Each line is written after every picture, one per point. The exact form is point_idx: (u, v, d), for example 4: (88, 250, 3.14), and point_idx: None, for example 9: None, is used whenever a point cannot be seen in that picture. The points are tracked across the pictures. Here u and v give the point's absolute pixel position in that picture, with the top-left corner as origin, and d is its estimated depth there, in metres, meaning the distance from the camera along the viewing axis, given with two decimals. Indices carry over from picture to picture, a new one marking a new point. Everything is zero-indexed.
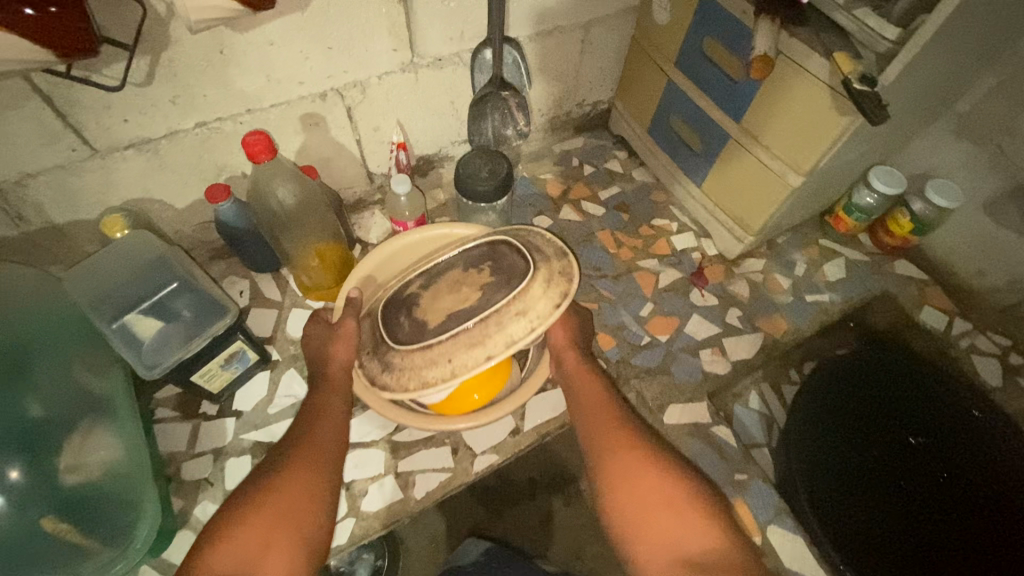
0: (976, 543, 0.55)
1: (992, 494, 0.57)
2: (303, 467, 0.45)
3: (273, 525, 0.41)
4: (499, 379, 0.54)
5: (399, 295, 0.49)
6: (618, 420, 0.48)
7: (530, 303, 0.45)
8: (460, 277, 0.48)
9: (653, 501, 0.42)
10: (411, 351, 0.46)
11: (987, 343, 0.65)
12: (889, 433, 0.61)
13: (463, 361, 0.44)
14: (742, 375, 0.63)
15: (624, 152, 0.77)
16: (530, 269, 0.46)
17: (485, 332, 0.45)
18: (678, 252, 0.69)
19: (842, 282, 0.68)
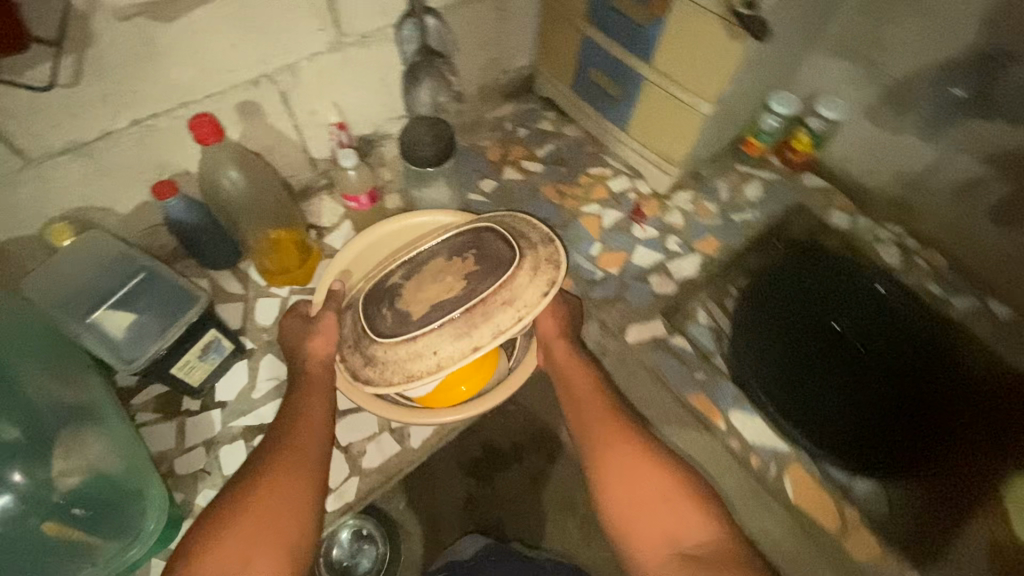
0: (908, 392, 0.63)
1: (907, 352, 0.66)
2: (285, 475, 0.46)
3: (255, 541, 0.42)
4: (485, 371, 0.57)
5: (382, 286, 0.51)
6: (608, 412, 0.51)
7: (516, 292, 0.48)
8: (445, 267, 0.50)
9: (647, 495, 0.46)
10: (396, 344, 0.48)
11: (886, 233, 0.74)
12: (819, 321, 0.69)
13: (448, 353, 0.47)
14: (689, 294, 0.69)
15: (552, 112, 0.81)
16: (515, 257, 0.49)
17: (472, 322, 0.47)
18: (616, 194, 0.74)
19: (761, 200, 0.76)
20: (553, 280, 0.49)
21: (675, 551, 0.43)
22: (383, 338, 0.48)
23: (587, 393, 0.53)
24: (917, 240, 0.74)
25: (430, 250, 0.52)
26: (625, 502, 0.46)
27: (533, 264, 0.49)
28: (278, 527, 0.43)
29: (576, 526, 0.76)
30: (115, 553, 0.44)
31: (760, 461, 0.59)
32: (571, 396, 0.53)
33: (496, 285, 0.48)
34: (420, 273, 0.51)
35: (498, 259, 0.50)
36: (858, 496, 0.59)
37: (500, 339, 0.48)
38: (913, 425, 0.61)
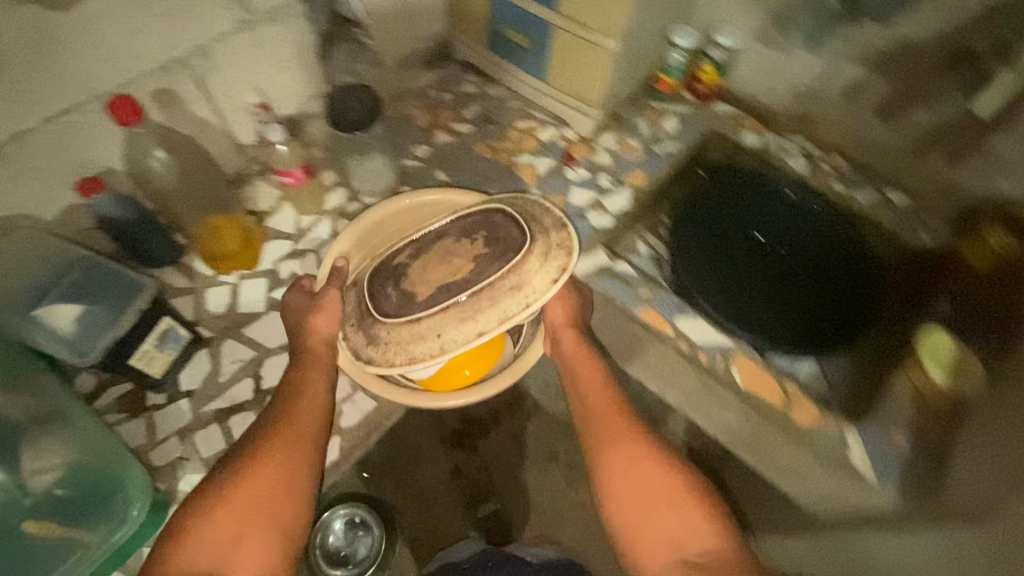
0: (826, 281, 0.71)
1: (822, 246, 0.73)
2: (279, 455, 0.49)
3: (253, 519, 0.46)
4: (490, 354, 0.60)
5: (389, 266, 0.53)
6: (618, 418, 0.54)
7: (525, 277, 0.50)
8: (454, 248, 0.52)
9: (651, 496, 0.50)
10: (399, 326, 0.50)
11: (793, 146, 0.81)
12: (745, 230, 0.75)
13: (452, 337, 0.49)
14: (626, 225, 0.74)
15: (473, 74, 0.83)
16: (526, 243, 0.51)
17: (478, 307, 0.49)
18: (545, 143, 0.78)
19: (678, 131, 0.81)
20: (564, 268, 0.51)
21: (680, 556, 0.47)
22: (388, 319, 0.50)
23: (597, 393, 0.56)
24: (821, 149, 0.80)
25: (438, 231, 0.53)
26: (631, 508, 0.50)
27: (545, 250, 0.51)
28: (277, 507, 0.47)
29: (558, 469, 0.80)
30: (103, 535, 0.48)
31: (708, 357, 0.66)
32: (584, 392, 0.57)
33: (507, 270, 0.50)
34: (427, 253, 0.52)
35: (509, 244, 0.51)
36: (803, 378, 0.66)
37: (506, 325, 0.50)
38: (834, 307, 0.69)
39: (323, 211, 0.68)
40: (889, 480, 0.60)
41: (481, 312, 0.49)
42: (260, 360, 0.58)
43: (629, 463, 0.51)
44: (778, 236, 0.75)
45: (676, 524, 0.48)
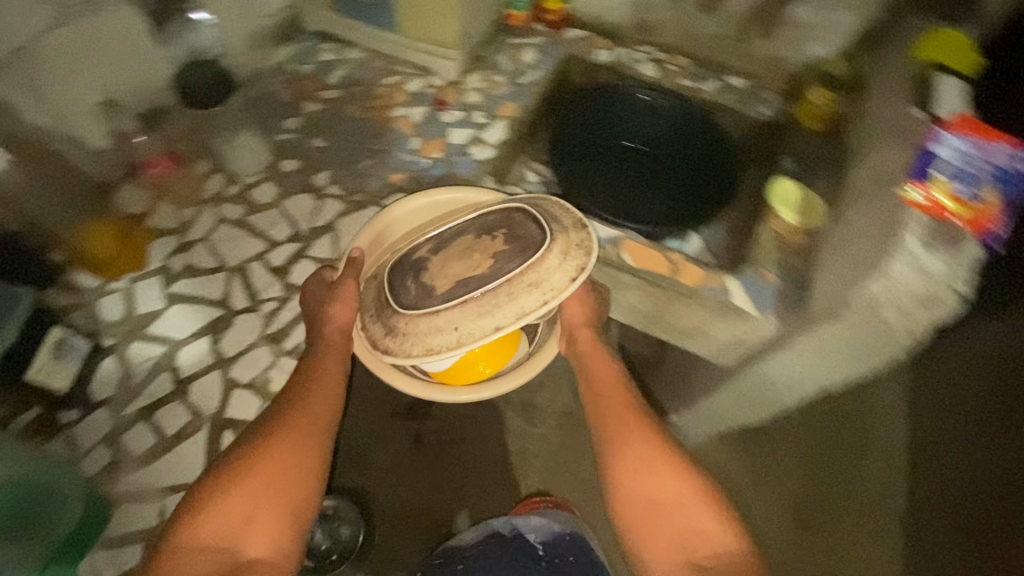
0: (686, 167, 0.81)
1: (677, 136, 0.83)
2: (289, 441, 0.51)
3: (262, 505, 0.48)
4: (506, 349, 0.65)
5: (410, 261, 0.56)
6: (630, 411, 0.58)
7: (545, 274, 0.53)
8: (475, 245, 0.54)
9: (660, 501, 0.53)
10: (416, 318, 0.53)
11: (640, 55, 0.88)
12: (612, 140, 0.83)
13: (468, 330, 0.52)
14: (508, 155, 0.78)
15: (330, 43, 0.83)
16: (546, 241, 0.53)
17: (496, 301, 0.52)
18: (414, 93, 0.80)
19: (539, 60, 0.86)
20: (584, 266, 0.54)
21: (684, 560, 0.50)
22: (405, 310, 0.53)
23: (611, 389, 0.60)
24: (664, 52, 0.88)
25: (461, 227, 0.56)
26: (640, 514, 0.53)
27: (563, 249, 0.53)
28: (284, 495, 0.49)
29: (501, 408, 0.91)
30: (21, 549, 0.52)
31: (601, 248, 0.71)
32: (597, 384, 0.61)
33: (526, 265, 0.52)
34: (447, 248, 0.55)
35: (529, 242, 0.54)
36: (692, 252, 0.75)
37: (522, 320, 0.52)
38: (698, 186, 0.79)
39: (202, 200, 0.67)
40: (766, 306, 0.65)
41: (498, 306, 0.52)
42: (171, 354, 0.60)
43: (639, 463, 0.54)
44: (640, 137, 0.84)
45: (688, 524, 0.52)
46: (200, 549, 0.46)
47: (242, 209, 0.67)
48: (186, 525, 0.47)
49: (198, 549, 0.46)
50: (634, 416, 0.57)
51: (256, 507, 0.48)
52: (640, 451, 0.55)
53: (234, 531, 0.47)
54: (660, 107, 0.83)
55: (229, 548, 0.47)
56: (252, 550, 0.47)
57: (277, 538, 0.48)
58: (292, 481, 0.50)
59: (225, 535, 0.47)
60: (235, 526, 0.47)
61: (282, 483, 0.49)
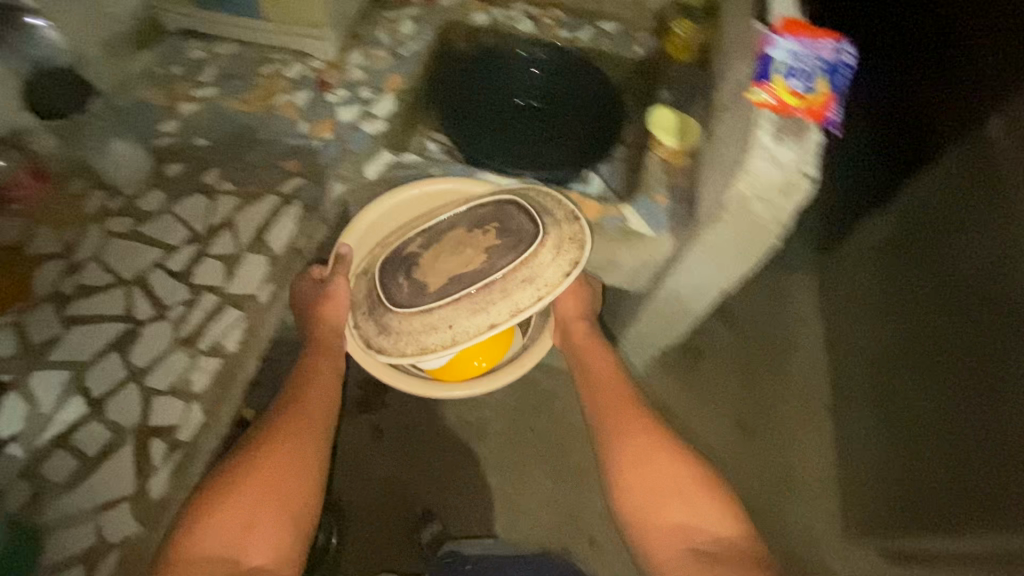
0: (571, 113, 0.86)
1: (560, 85, 0.87)
2: (286, 454, 0.57)
3: (264, 518, 0.54)
4: (498, 344, 0.75)
5: (401, 258, 0.64)
6: (631, 408, 0.67)
7: (536, 267, 0.60)
8: (469, 241, 0.63)
9: (662, 490, 0.62)
10: (410, 317, 0.61)
11: (515, 12, 0.90)
12: (501, 100, 0.87)
13: (462, 327, 0.60)
14: (400, 125, 0.80)
15: (197, 41, 0.80)
16: (536, 234, 0.62)
17: (490, 297, 0.60)
18: (296, 79, 0.79)
19: (417, 30, 0.86)
20: (580, 257, 0.61)
21: (688, 547, 0.59)
22: (399, 310, 0.61)
23: (610, 385, 0.69)
24: (536, 7, 0.91)
25: (451, 222, 0.65)
26: (644, 503, 0.62)
27: (557, 242, 0.61)
28: (287, 512, 0.55)
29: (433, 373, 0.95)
30: None
31: None
32: (599, 390, 0.70)
33: (520, 257, 0.60)
34: (438, 245, 0.63)
35: (523, 234, 0.62)
36: (597, 191, 0.78)
37: (515, 317, 0.60)
38: (584, 128, 0.85)
39: (85, 217, 0.65)
40: (659, 227, 0.71)
41: (492, 303, 0.59)
42: (81, 373, 0.58)
43: (640, 456, 0.64)
44: (526, 92, 0.88)
45: (689, 519, 0.61)
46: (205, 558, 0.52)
47: (131, 220, 0.65)
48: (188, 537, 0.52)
49: (204, 557, 0.51)
50: (636, 413, 0.67)
51: (259, 521, 0.54)
52: (641, 446, 0.64)
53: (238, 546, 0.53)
54: (544, 61, 0.88)
55: (232, 556, 0.52)
56: (253, 557, 0.53)
57: (277, 545, 0.54)
58: (290, 492, 0.56)
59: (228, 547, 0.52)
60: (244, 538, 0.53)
61: (281, 494, 0.56)
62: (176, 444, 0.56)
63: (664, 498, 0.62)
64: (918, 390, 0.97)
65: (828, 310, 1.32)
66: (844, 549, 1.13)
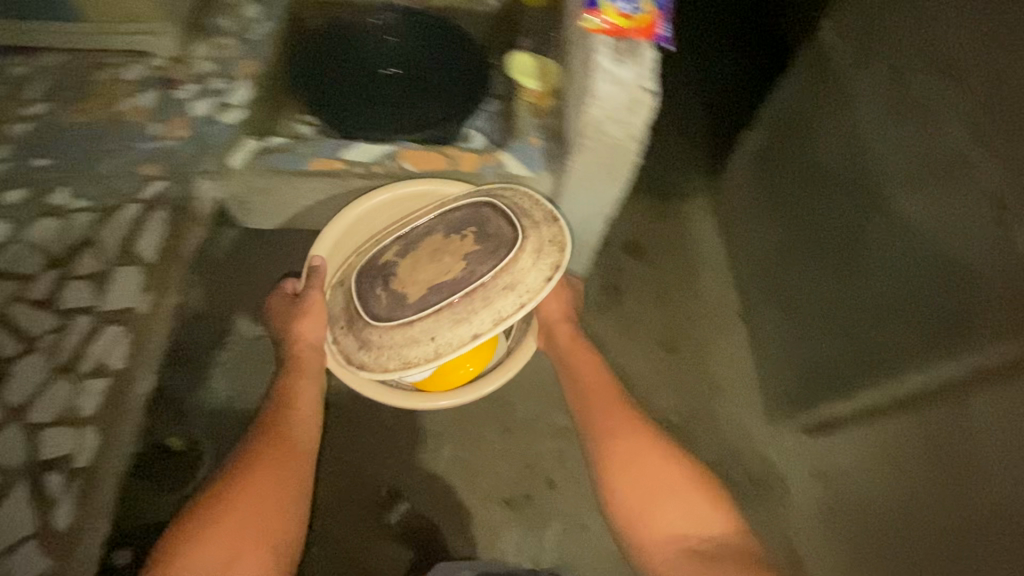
0: (435, 59, 0.90)
1: (413, 37, 0.91)
2: (263, 486, 0.75)
3: (241, 554, 0.69)
4: (483, 353, 0.98)
5: (379, 269, 0.75)
6: (642, 434, 0.84)
7: (518, 274, 0.71)
8: (449, 250, 0.73)
9: (659, 495, 0.79)
10: (393, 329, 0.72)
11: None
12: (366, 65, 0.91)
13: (444, 340, 0.71)
14: (261, 112, 0.82)
15: (17, 54, 0.80)
16: (514, 241, 0.72)
17: (474, 308, 0.70)
18: (137, 81, 0.80)
19: (262, 11, 0.86)
20: (559, 262, 0.72)
21: (685, 547, 0.75)
22: (380, 323, 0.73)
23: (596, 394, 0.90)
24: None
25: (429, 229, 0.75)
26: (634, 502, 0.79)
27: (537, 249, 0.72)
28: (263, 544, 0.70)
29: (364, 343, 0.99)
30: None
31: (380, 165, 0.80)
32: (592, 403, 0.89)
33: (500, 265, 0.71)
34: (418, 255, 0.74)
35: (502, 240, 0.72)
36: (480, 146, 0.82)
37: (497, 325, 0.71)
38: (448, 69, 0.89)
39: None
40: (536, 167, 0.76)
41: (473, 313, 0.70)
42: None
43: (639, 466, 0.81)
44: (387, 50, 0.91)
45: (690, 524, 0.77)
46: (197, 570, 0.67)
47: None
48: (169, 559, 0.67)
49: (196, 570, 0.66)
50: (638, 430, 0.85)
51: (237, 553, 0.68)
52: (629, 449, 0.82)
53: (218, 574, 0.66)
54: (393, 22, 0.92)
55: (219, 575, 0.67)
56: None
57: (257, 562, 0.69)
58: (267, 519, 0.72)
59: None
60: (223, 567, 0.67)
61: (259, 522, 0.71)
62: (74, 471, 0.67)
63: (654, 499, 0.78)
64: (816, 283, 1.10)
65: (725, 229, 1.42)
66: (772, 432, 1.24)
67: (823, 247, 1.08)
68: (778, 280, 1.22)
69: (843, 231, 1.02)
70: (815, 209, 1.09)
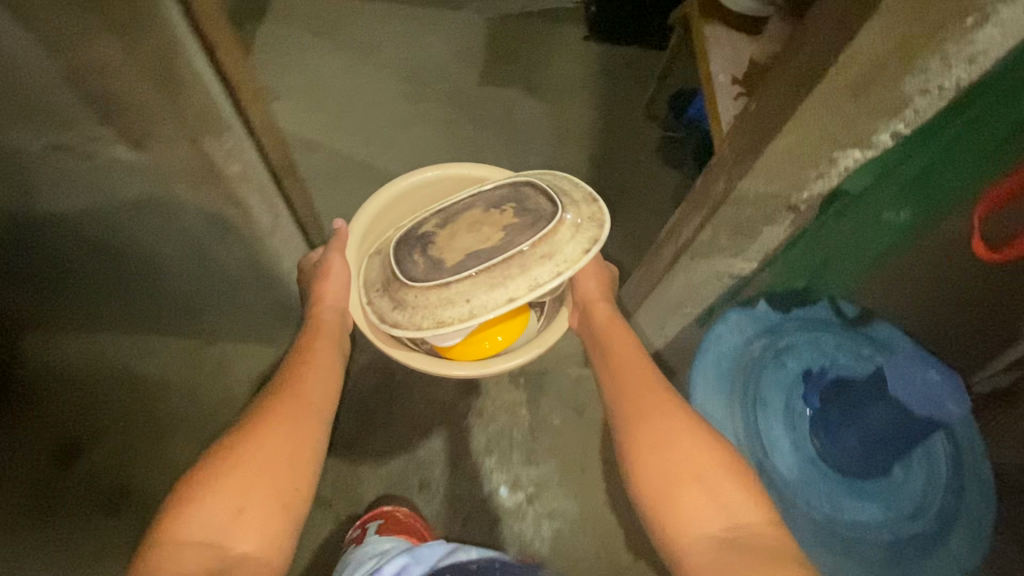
0: None
1: None
2: (277, 426, 0.85)
3: (252, 502, 0.76)
4: (517, 326, 1.22)
5: (415, 239, 1.07)
6: (669, 413, 0.85)
7: (559, 247, 1.01)
8: (489, 223, 1.04)
9: (682, 472, 0.78)
10: (430, 288, 1.01)
11: None
12: None
13: (478, 304, 1.00)
14: None
15: None
16: (558, 212, 1.03)
17: (507, 272, 1.00)
18: None
19: None
20: (597, 238, 1.03)
21: (711, 533, 0.72)
22: (415, 282, 1.02)
23: (633, 363, 0.97)
24: None
25: (471, 206, 1.08)
26: (656, 493, 0.79)
27: (574, 228, 1.03)
28: (276, 496, 0.78)
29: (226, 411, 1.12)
30: None
31: None
32: (617, 390, 0.95)
33: (536, 236, 1.01)
34: (454, 227, 1.06)
35: (541, 214, 1.04)
36: None
37: (534, 291, 1.01)
38: None
39: None
40: None
41: (510, 280, 0.99)
42: None
43: (654, 438, 0.83)
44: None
45: (712, 513, 0.74)
46: (208, 510, 0.74)
47: None
48: (182, 510, 0.73)
49: (206, 512, 0.73)
50: (668, 405, 0.86)
51: (252, 501, 0.76)
52: (654, 423, 0.85)
53: (232, 524, 0.74)
54: None
55: (218, 538, 0.72)
56: (239, 541, 0.73)
57: (266, 517, 0.76)
58: (283, 464, 0.80)
59: (223, 530, 0.73)
60: (234, 517, 0.74)
61: (277, 464, 0.80)
62: None
63: (678, 488, 0.77)
64: (164, 285, 0.96)
65: (113, 325, 1.13)
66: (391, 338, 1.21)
67: (113, 266, 0.90)
68: (155, 308, 1.05)
69: (95, 255, 0.86)
70: (55, 258, 0.88)
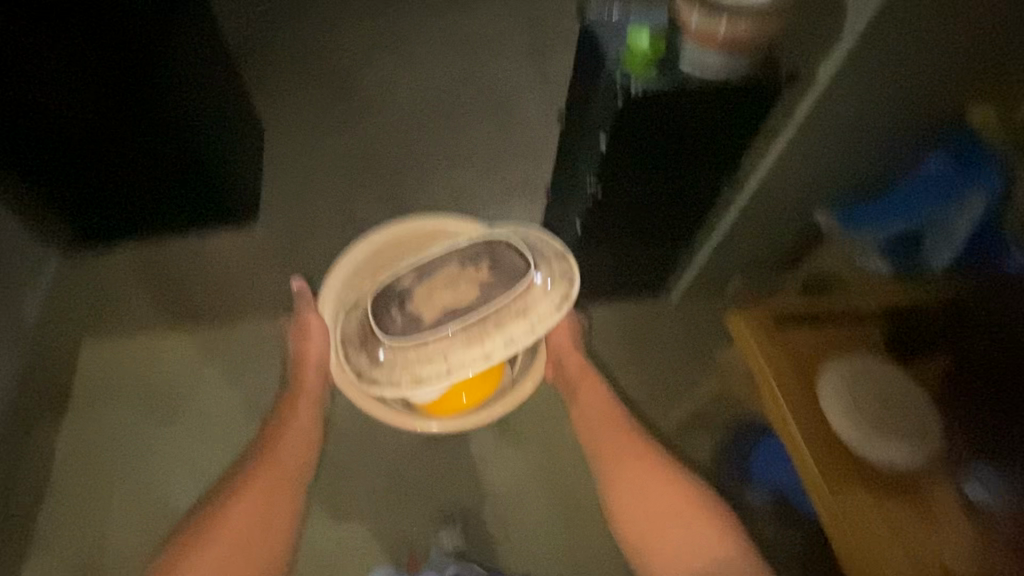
0: None
1: None
2: (250, 500, 0.86)
3: None
4: (491, 380, 0.99)
5: (390, 292, 0.85)
6: (635, 451, 0.90)
7: (533, 304, 0.83)
8: (464, 278, 0.84)
9: (662, 504, 0.84)
10: (407, 344, 0.83)
11: None
12: None
13: (460, 360, 0.82)
14: None
15: None
16: (528, 266, 0.83)
17: (485, 330, 0.82)
18: None
19: None
20: (569, 294, 0.85)
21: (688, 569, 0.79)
22: (390, 334, 0.83)
23: (609, 412, 0.96)
24: None
25: (448, 257, 0.86)
26: (641, 525, 0.84)
27: (548, 284, 0.85)
28: None
29: None
30: None
31: None
32: (602, 446, 0.93)
33: (507, 294, 0.83)
34: (433, 279, 0.85)
35: (516, 270, 0.84)
36: None
37: (512, 351, 0.83)
38: None
39: None
40: None
41: (487, 339, 0.82)
42: None
43: (632, 476, 0.88)
44: None
45: (693, 551, 0.79)
46: None
47: None
48: None
49: None
50: (636, 450, 0.90)
51: None
52: (630, 463, 0.89)
53: None
54: None
55: None
56: None
57: None
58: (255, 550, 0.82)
59: None
60: None
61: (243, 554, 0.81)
62: None
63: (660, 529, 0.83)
64: None
65: None
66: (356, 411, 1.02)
67: None
68: None
69: None
70: None
